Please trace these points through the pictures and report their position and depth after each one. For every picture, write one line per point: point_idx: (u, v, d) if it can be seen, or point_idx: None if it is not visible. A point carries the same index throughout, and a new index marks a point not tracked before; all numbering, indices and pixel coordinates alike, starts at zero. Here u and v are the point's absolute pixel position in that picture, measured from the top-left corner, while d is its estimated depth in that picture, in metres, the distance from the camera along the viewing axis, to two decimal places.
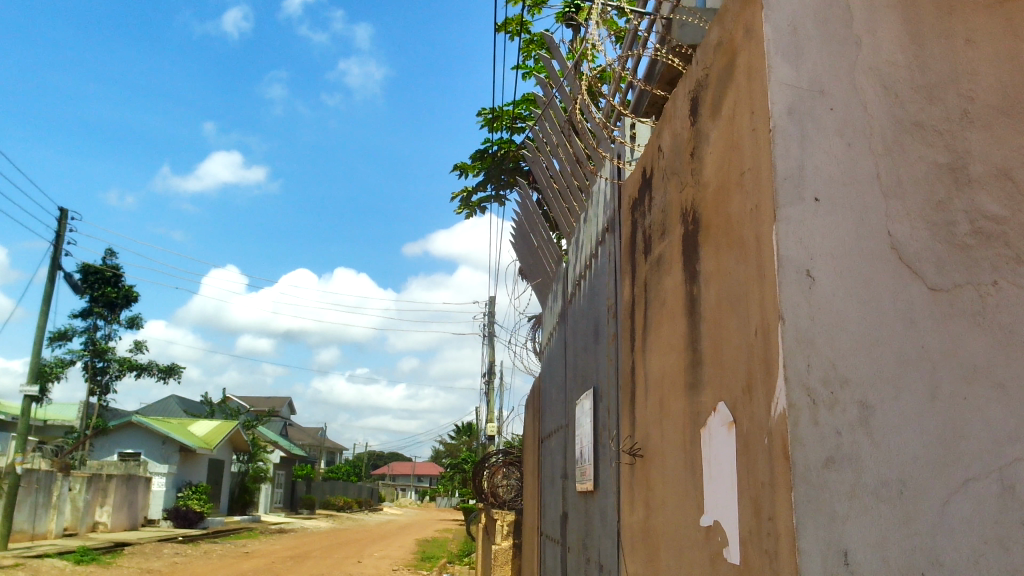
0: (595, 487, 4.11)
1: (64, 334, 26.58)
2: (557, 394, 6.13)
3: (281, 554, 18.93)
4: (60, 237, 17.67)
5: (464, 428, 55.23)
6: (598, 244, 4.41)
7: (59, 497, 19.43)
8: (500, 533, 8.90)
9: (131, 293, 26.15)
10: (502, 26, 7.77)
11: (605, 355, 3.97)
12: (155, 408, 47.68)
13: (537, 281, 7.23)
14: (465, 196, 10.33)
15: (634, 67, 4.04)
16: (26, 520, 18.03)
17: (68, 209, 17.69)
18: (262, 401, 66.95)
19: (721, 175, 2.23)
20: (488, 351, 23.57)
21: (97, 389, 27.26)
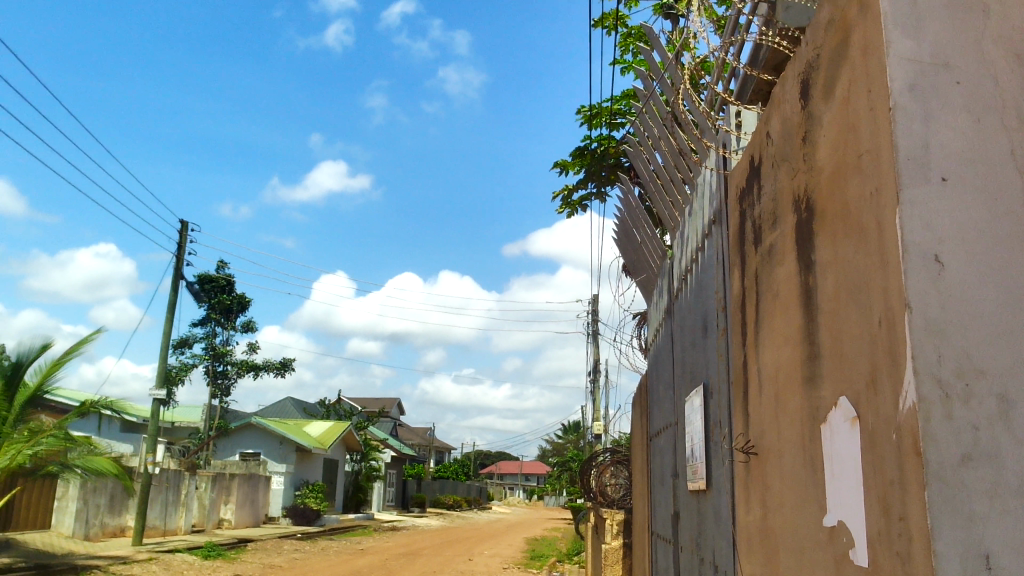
0: (707, 486, 4.01)
1: (188, 340, 28.01)
2: (665, 393, 6.04)
3: (394, 551, 19.39)
4: (182, 249, 18.62)
5: (571, 428, 55.50)
6: (705, 237, 4.30)
7: (187, 495, 20.49)
8: (609, 533, 8.80)
9: (244, 300, 27.34)
10: (599, 22, 7.72)
11: (716, 350, 3.87)
12: (274, 409, 49.71)
13: (641, 277, 7.14)
14: (565, 195, 10.32)
15: (738, 54, 3.93)
16: (158, 517, 19.07)
17: (190, 221, 18.63)
18: (373, 403, 68.87)
19: (837, 157, 2.13)
20: (593, 349, 23.59)
21: (218, 393, 28.57)
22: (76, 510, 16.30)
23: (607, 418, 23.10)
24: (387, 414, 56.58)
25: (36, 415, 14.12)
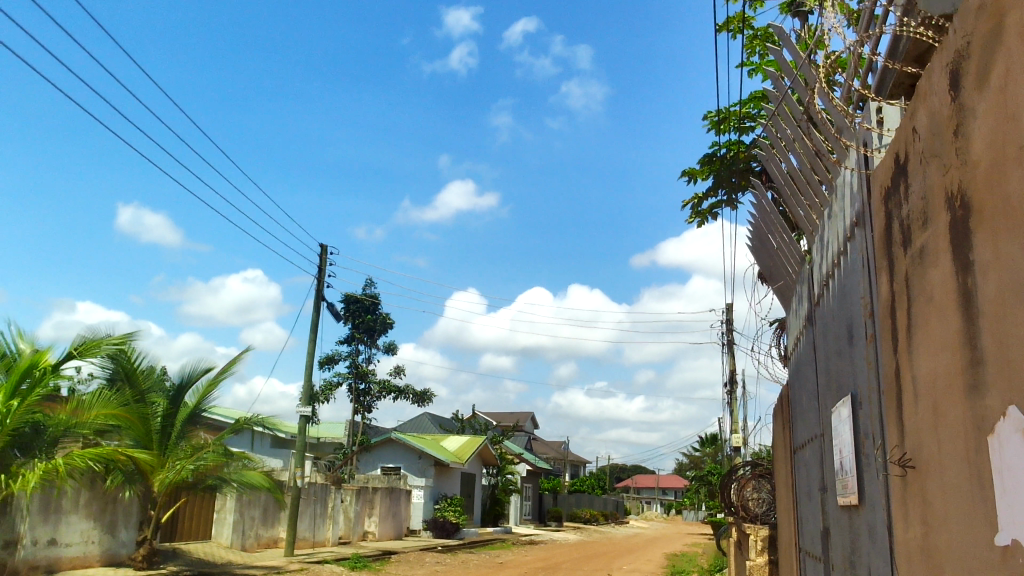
0: (859, 500, 3.82)
1: (334, 359, 29.29)
2: (809, 403, 5.79)
3: (533, 565, 19.51)
4: (322, 271, 19.47)
5: (707, 440, 54.32)
6: (847, 240, 4.11)
7: (334, 508, 21.32)
8: (753, 549, 8.53)
9: (387, 320, 28.25)
10: (724, 25, 7.56)
11: (864, 359, 3.69)
12: (412, 424, 51.06)
13: (778, 284, 6.91)
14: (694, 203, 10.13)
15: (874, 48, 3.75)
16: (308, 529, 19.92)
17: (329, 246, 19.47)
18: (508, 417, 69.60)
19: (994, 152, 2.00)
20: (728, 359, 23.03)
21: (361, 409, 29.61)
22: (233, 521, 17.22)
23: (746, 430, 22.46)
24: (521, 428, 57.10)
25: (196, 431, 15.04)
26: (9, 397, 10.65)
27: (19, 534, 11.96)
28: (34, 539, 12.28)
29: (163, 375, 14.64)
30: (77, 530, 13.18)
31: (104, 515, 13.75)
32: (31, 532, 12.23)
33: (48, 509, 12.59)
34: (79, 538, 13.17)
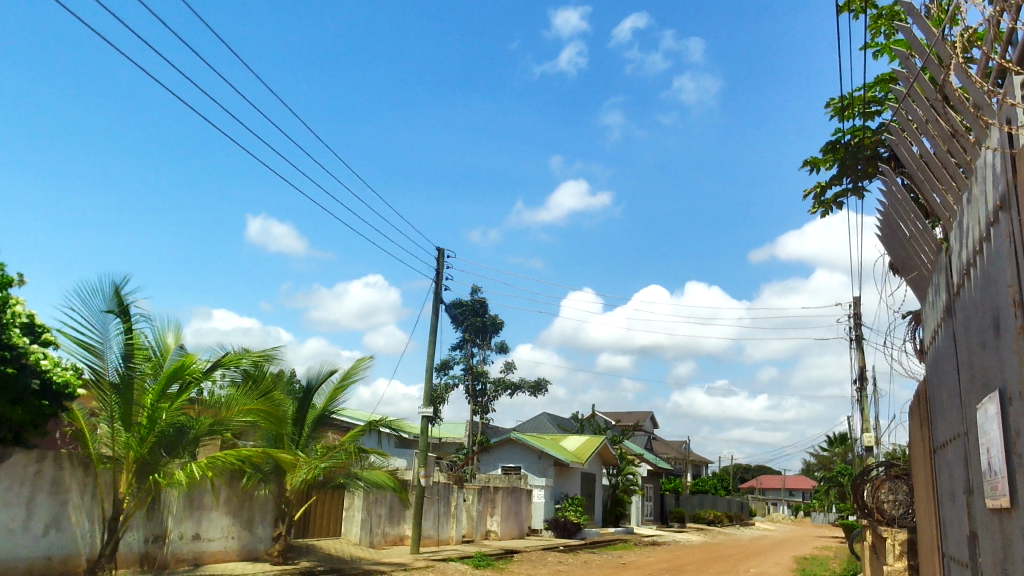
0: (1012, 504, 3.56)
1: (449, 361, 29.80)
2: (951, 400, 5.46)
3: (656, 566, 19.23)
4: (439, 275, 19.84)
5: (836, 440, 52.26)
6: (990, 226, 3.86)
7: (457, 507, 21.67)
8: (891, 554, 8.11)
9: (495, 320, 28.55)
10: (845, 7, 7.26)
11: (1014, 353, 3.44)
12: (531, 425, 51.35)
13: (912, 275, 6.56)
14: (818, 193, 9.76)
15: (1015, 19, 3.50)
16: (432, 527, 20.33)
17: (444, 249, 19.83)
18: (626, 416, 69.01)
19: None
20: (858, 355, 22.08)
21: (480, 410, 30.02)
22: (361, 519, 17.71)
23: (879, 429, 21.46)
24: (641, 428, 56.46)
25: (325, 432, 15.61)
26: (158, 399, 11.43)
27: (167, 528, 12.71)
28: (180, 534, 13.05)
29: (293, 378, 15.29)
30: (217, 526, 13.88)
31: (242, 512, 14.44)
32: (178, 527, 13.01)
33: (191, 505, 13.35)
34: (219, 533, 13.89)
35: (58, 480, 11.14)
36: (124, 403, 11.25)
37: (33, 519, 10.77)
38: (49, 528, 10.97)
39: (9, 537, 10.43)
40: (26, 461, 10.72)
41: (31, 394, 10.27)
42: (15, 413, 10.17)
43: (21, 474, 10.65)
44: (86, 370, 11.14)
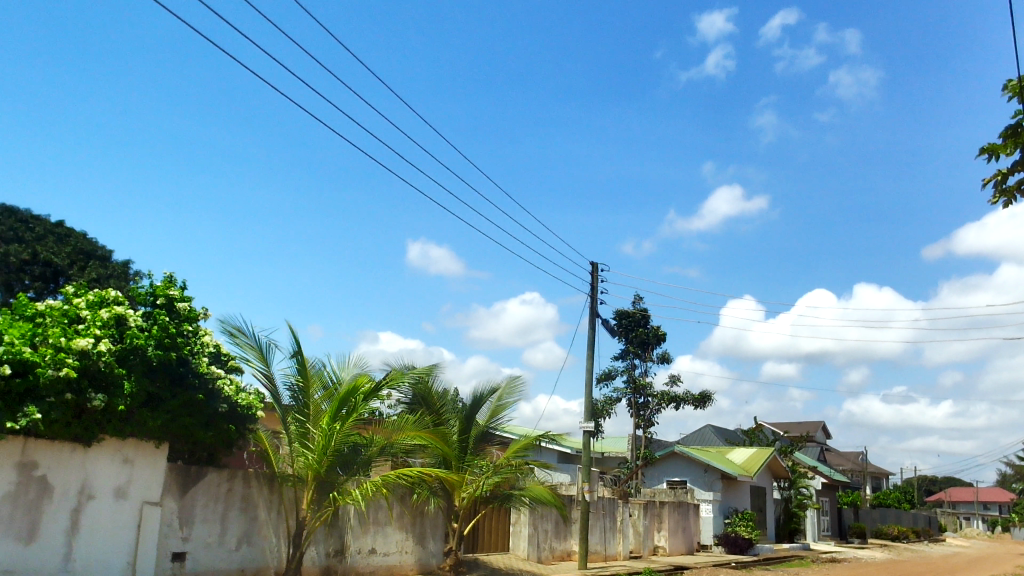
0: None
1: (611, 373, 29.68)
2: None
3: None
4: (594, 289, 19.88)
5: None
6: None
7: (623, 522, 21.52)
8: None
9: (659, 332, 28.14)
10: None
11: None
12: (695, 438, 50.28)
13: None
14: (998, 181, 9.07)
15: None
16: (599, 543, 20.29)
17: (597, 262, 19.90)
18: (797, 427, 66.20)
19: None
20: None
21: (642, 423, 29.72)
22: (528, 534, 17.95)
23: None
24: (812, 440, 54.08)
25: (489, 449, 15.90)
26: (332, 420, 11.93)
27: (346, 543, 13.38)
28: (358, 548, 13.64)
29: (456, 397, 15.72)
30: (392, 541, 14.45)
31: (415, 527, 15.00)
32: (356, 541, 13.57)
33: (368, 521, 13.93)
34: (394, 548, 14.44)
35: (247, 497, 11.96)
36: (300, 424, 12.15)
37: (227, 534, 11.60)
38: (241, 543, 11.79)
39: (208, 551, 11.30)
40: (219, 480, 11.58)
41: (221, 417, 11.08)
42: (208, 435, 10.93)
43: (215, 491, 11.51)
44: (268, 397, 12.01)
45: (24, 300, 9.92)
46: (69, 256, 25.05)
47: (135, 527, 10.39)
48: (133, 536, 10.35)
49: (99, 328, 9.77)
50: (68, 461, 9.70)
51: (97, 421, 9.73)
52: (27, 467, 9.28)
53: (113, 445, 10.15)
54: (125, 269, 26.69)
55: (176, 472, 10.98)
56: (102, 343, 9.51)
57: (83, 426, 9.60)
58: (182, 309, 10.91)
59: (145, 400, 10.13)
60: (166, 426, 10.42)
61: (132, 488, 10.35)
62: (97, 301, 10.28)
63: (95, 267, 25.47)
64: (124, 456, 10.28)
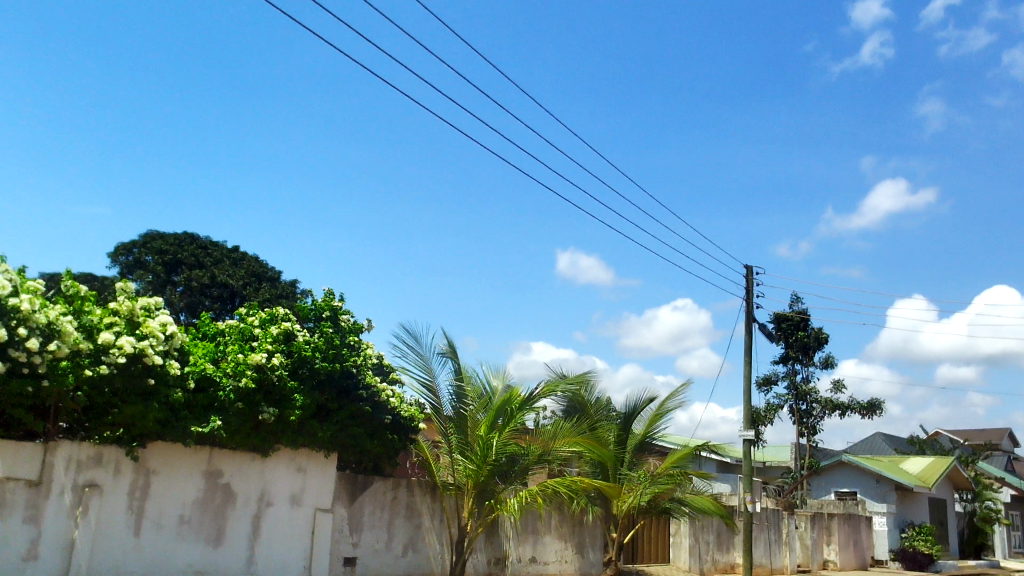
0: None
1: (772, 379, 28.78)
2: None
3: None
4: (750, 292, 19.41)
5: None
6: None
7: (789, 535, 20.81)
8: None
9: (820, 335, 27.04)
10: None
11: None
12: (864, 447, 47.77)
13: None
14: None
15: None
16: (764, 555, 19.71)
17: (752, 265, 19.40)
18: (978, 435, 61.59)
19: None
20: None
21: (806, 431, 28.63)
22: (689, 545, 17.69)
23: None
24: (997, 449, 50.21)
25: (646, 459, 15.86)
26: (489, 430, 12.26)
27: (507, 552, 13.70)
28: (519, 557, 13.94)
29: (612, 406, 15.77)
30: (552, 550, 14.67)
31: (574, 536, 15.16)
32: (516, 550, 13.87)
33: (527, 530, 14.21)
34: (553, 557, 14.66)
35: (411, 505, 12.49)
36: (459, 435, 12.49)
37: (394, 541, 12.16)
38: (408, 549, 12.33)
39: (377, 557, 11.90)
40: (385, 488, 12.16)
41: (385, 428, 11.66)
42: (373, 445, 11.48)
43: (382, 500, 12.09)
44: (429, 408, 12.53)
45: (207, 319, 10.93)
46: (243, 278, 26.93)
47: (310, 532, 11.10)
48: (308, 541, 11.05)
49: (270, 344, 10.42)
50: (249, 470, 10.51)
51: (273, 432, 10.43)
52: (214, 475, 10.13)
53: (288, 455, 10.90)
54: (293, 289, 28.45)
55: (345, 480, 11.65)
56: (274, 358, 10.16)
57: (260, 437, 10.33)
58: (346, 322, 11.44)
59: (315, 411, 10.81)
60: (335, 437, 11.05)
61: (306, 495, 11.08)
62: (268, 318, 10.96)
63: (268, 288, 27.28)
64: (298, 465, 11.03)
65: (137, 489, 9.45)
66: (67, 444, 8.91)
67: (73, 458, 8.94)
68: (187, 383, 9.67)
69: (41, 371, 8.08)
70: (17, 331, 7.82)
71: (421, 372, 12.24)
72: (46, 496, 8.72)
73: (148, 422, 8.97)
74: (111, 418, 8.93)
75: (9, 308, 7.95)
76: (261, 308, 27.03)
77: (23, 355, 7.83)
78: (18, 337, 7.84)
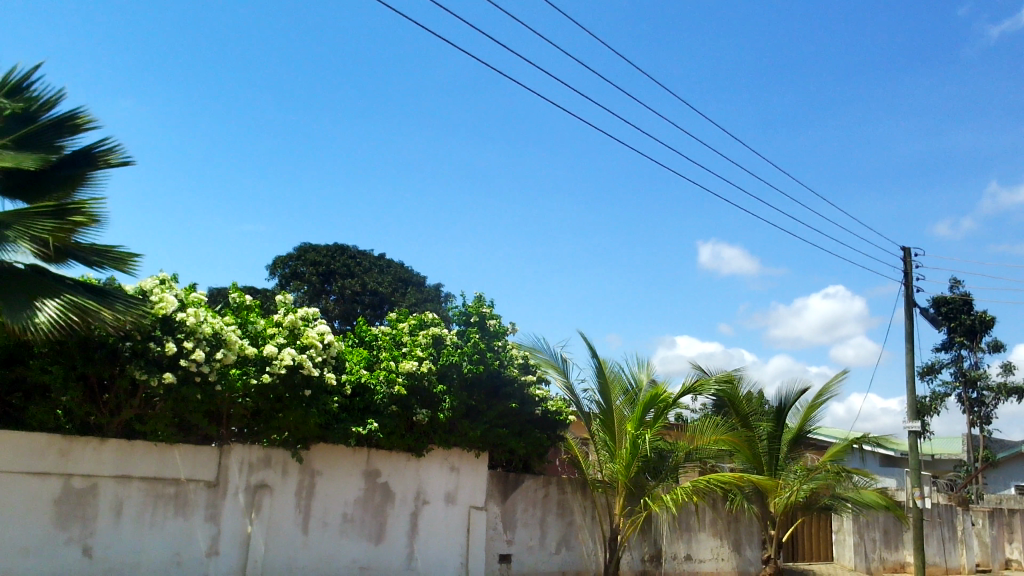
0: None
1: (936, 366, 27.19)
2: None
3: None
4: (908, 275, 18.42)
5: None
6: None
7: (965, 532, 19.59)
8: None
9: (986, 318, 25.37)
10: None
11: None
12: None
13: None
14: None
15: None
16: (938, 554, 18.63)
17: (910, 247, 18.38)
18: None
19: None
20: None
21: (978, 420, 26.84)
22: (854, 543, 16.96)
23: None
24: None
25: (803, 452, 15.33)
26: (637, 425, 12.21)
27: (661, 549, 13.62)
28: (673, 555, 13.82)
29: (764, 399, 15.33)
30: (707, 547, 14.50)
31: (730, 534, 14.96)
32: (671, 548, 13.76)
33: (681, 527, 14.08)
34: (710, 554, 14.49)
35: (563, 502, 12.64)
36: (607, 431, 12.56)
37: (547, 538, 12.34)
38: (561, 546, 12.50)
39: (531, 554, 12.12)
40: (536, 486, 12.36)
41: (533, 426, 11.84)
42: (521, 443, 11.70)
43: (533, 497, 12.30)
44: (575, 405, 12.62)
45: (362, 324, 11.28)
46: (392, 284, 28.02)
47: (465, 530, 11.45)
48: (463, 538, 11.40)
49: (421, 351, 10.71)
50: (405, 470, 10.96)
51: (426, 432, 10.86)
52: (372, 475, 10.62)
53: (441, 455, 11.29)
54: (438, 292, 29.34)
55: (497, 478, 11.93)
56: (424, 364, 10.47)
57: (415, 437, 10.77)
58: (492, 325, 11.49)
59: (465, 411, 11.14)
60: (485, 436, 11.31)
61: (460, 493, 11.43)
62: (417, 325, 11.36)
63: (414, 293, 28.30)
64: (451, 464, 11.40)
65: (303, 489, 10.03)
66: (240, 447, 9.58)
67: (244, 461, 9.59)
68: (344, 389, 10.06)
69: (211, 379, 8.69)
70: (184, 343, 8.42)
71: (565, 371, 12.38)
72: (223, 496, 9.41)
73: (308, 425, 9.54)
74: (276, 422, 9.57)
75: (177, 322, 8.59)
76: (410, 312, 28.01)
77: (192, 364, 8.42)
78: (185, 349, 8.43)
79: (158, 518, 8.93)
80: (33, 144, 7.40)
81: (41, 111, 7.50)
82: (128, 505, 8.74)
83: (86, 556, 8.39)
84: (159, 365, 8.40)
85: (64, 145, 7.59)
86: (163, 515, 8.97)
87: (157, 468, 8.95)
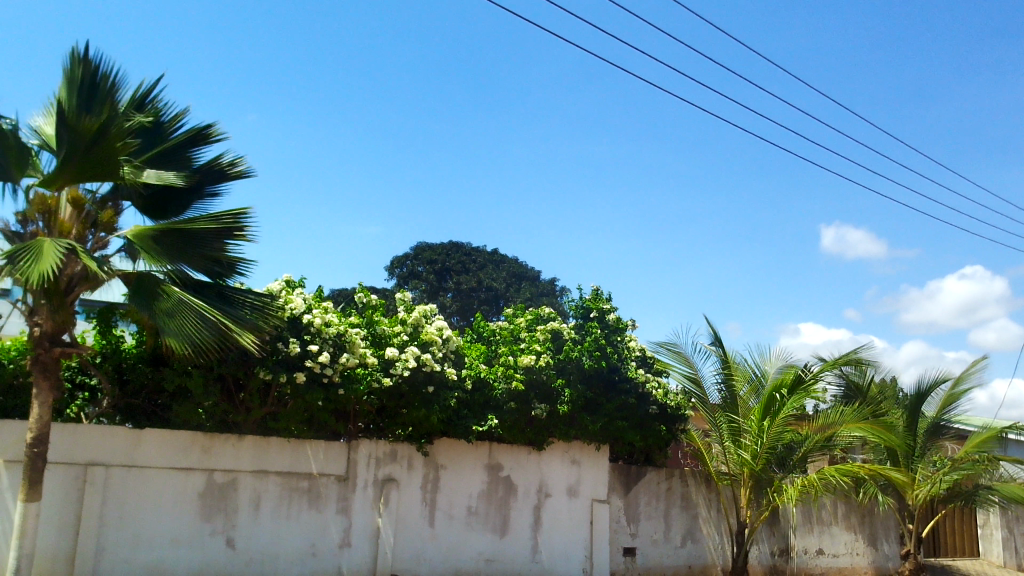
0: None
1: None
2: None
3: None
4: None
5: None
6: None
7: None
8: None
9: None
10: None
11: None
12: None
13: None
14: None
15: None
16: None
17: None
18: None
19: None
20: None
21: None
22: (1003, 539, 15.96)
23: None
24: None
25: (942, 442, 14.51)
26: (762, 416, 11.89)
27: (791, 543, 13.21)
28: (805, 548, 13.39)
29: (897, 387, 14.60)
30: (841, 541, 14.01)
31: (864, 528, 14.42)
32: (802, 541, 13.34)
33: (812, 521, 13.62)
34: (844, 549, 14.01)
35: (687, 495, 12.47)
36: (730, 421, 12.23)
37: (672, 531, 12.20)
38: (686, 539, 12.34)
39: (656, 547, 12.00)
40: (658, 479, 12.21)
41: (652, 418, 11.63)
42: (640, 436, 11.51)
43: (656, 490, 12.15)
44: (696, 398, 12.39)
45: (480, 320, 11.43)
46: (507, 280, 28.30)
47: (588, 523, 11.42)
48: (588, 531, 11.38)
49: (538, 345, 10.77)
50: (527, 463, 11.05)
51: (547, 425, 10.93)
52: (495, 468, 10.75)
53: (561, 448, 11.32)
54: (554, 287, 29.44)
55: (619, 471, 11.85)
56: (542, 358, 10.50)
57: (534, 431, 10.82)
58: (612, 319, 11.26)
59: (584, 404, 11.06)
60: (604, 429, 11.19)
61: (582, 486, 11.43)
62: (533, 319, 11.32)
63: (530, 288, 28.49)
64: (572, 457, 11.41)
65: (428, 482, 10.25)
66: (367, 442, 9.86)
67: (372, 455, 9.88)
68: (464, 384, 10.16)
69: (336, 381, 9.00)
70: (309, 346, 8.74)
71: (685, 365, 12.19)
72: (354, 489, 9.72)
73: (431, 422, 9.71)
74: (401, 418, 9.87)
75: (304, 324, 8.92)
76: (526, 307, 28.23)
77: (317, 365, 8.74)
78: (311, 351, 8.76)
79: (294, 510, 9.31)
80: (172, 160, 7.89)
81: (170, 125, 7.92)
82: (266, 498, 9.15)
83: (230, 546, 8.84)
84: (288, 365, 8.78)
85: (194, 158, 8.01)
86: (298, 508, 9.35)
87: (292, 462, 9.34)
